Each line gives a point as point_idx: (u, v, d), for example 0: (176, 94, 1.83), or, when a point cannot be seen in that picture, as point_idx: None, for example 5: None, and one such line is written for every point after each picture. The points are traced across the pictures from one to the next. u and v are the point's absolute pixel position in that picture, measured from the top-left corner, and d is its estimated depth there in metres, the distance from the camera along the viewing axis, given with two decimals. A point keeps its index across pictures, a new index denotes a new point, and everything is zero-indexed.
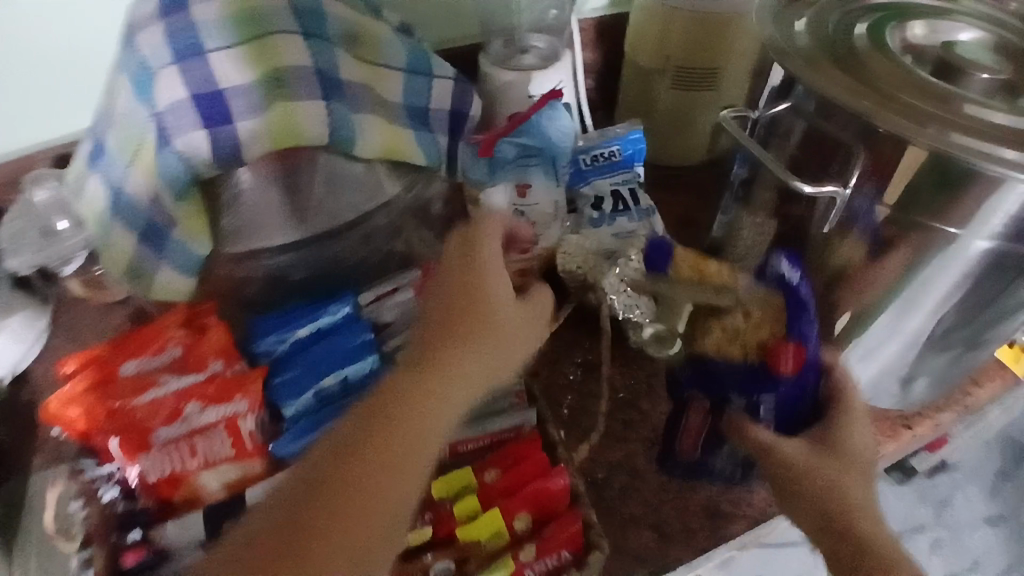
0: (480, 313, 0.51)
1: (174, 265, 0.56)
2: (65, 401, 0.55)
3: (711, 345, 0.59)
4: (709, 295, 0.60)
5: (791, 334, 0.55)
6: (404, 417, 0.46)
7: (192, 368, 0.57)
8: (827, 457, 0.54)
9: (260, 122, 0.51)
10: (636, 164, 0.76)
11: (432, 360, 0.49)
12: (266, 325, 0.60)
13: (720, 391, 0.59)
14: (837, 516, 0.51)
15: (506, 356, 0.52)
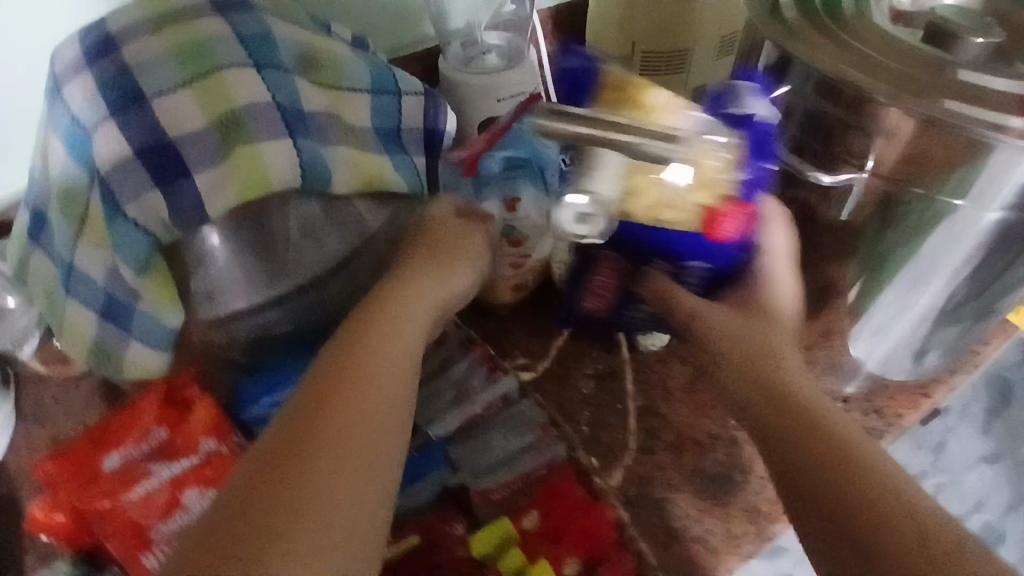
0: (429, 246, 0.52)
1: (144, 340, 0.49)
2: (51, 508, 0.50)
3: (638, 211, 0.53)
4: (647, 135, 0.50)
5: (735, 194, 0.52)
6: (385, 340, 0.44)
7: (182, 451, 0.52)
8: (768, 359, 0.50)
9: (221, 171, 0.45)
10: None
11: (394, 288, 0.49)
12: (255, 388, 0.55)
13: (645, 252, 0.57)
14: (794, 431, 0.45)
15: (463, 279, 0.53)
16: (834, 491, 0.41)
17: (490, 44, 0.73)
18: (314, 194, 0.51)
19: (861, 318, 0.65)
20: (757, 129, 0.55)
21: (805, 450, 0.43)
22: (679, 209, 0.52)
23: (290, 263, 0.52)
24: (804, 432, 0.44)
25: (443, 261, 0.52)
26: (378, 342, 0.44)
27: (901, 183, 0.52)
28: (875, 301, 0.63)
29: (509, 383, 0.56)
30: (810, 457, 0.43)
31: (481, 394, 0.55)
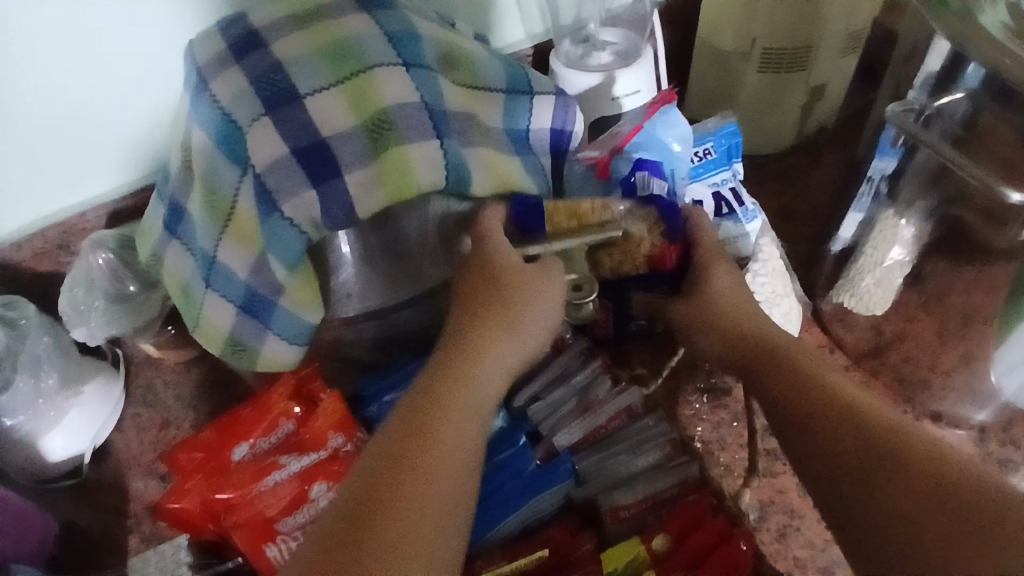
0: (498, 286, 0.48)
1: (281, 335, 0.49)
2: (178, 496, 0.50)
3: (609, 271, 0.58)
4: (596, 235, 0.54)
5: (670, 236, 0.55)
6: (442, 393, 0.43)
7: (310, 446, 0.52)
8: (754, 334, 0.53)
9: (373, 171, 0.45)
10: (733, 161, 0.68)
11: (460, 340, 0.46)
12: (377, 385, 0.54)
13: (619, 291, 0.60)
14: (795, 400, 0.48)
15: (537, 328, 0.49)
16: (845, 453, 0.43)
17: (603, 40, 0.66)
18: (449, 196, 0.50)
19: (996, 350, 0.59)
20: (662, 199, 0.56)
21: (808, 419, 0.46)
22: (631, 258, 0.57)
23: (424, 268, 0.52)
24: (812, 401, 0.47)
25: (514, 308, 0.48)
26: (443, 408, 0.43)
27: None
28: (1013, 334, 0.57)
29: (632, 396, 0.54)
30: (819, 432, 0.45)
31: (606, 404, 0.54)
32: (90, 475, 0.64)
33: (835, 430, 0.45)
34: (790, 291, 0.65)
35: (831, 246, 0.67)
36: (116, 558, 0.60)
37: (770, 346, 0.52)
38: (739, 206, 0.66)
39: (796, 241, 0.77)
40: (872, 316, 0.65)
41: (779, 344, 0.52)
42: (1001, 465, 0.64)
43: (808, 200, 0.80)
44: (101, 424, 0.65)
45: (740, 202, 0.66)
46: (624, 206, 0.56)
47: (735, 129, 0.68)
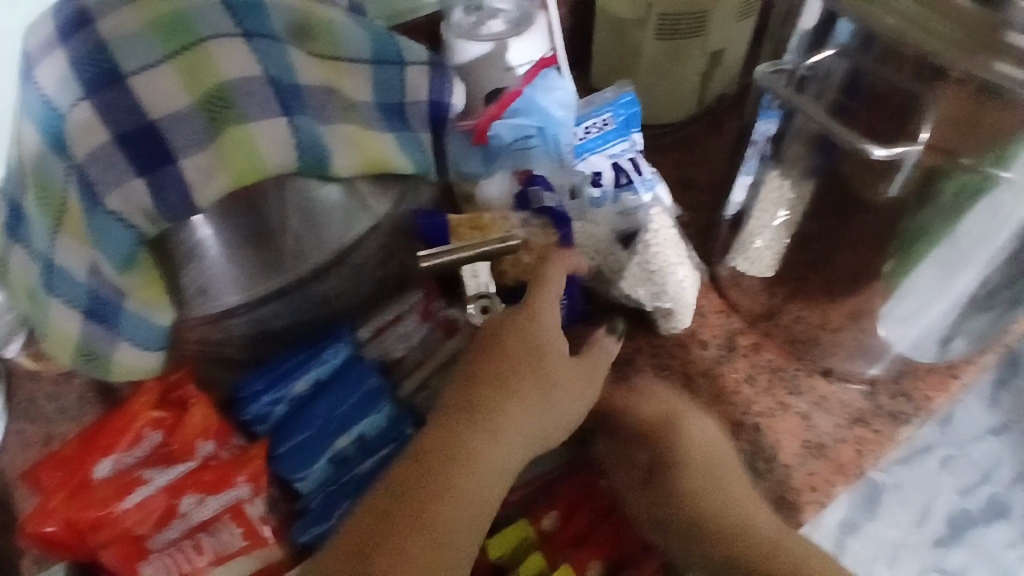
0: (539, 365, 0.47)
1: (134, 340, 0.46)
2: (42, 518, 0.45)
3: (512, 280, 0.55)
4: (495, 244, 0.52)
5: (563, 242, 0.55)
6: (479, 440, 0.44)
7: (179, 456, 0.48)
8: (711, 513, 0.46)
9: (210, 155, 0.41)
10: (631, 131, 0.68)
11: (486, 409, 0.45)
12: (254, 383, 0.51)
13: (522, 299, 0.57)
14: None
15: (563, 419, 0.47)
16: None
17: (494, 7, 0.59)
18: (310, 176, 0.47)
19: (885, 308, 0.62)
20: (556, 209, 0.55)
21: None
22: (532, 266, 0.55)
23: (286, 255, 0.48)
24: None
25: (548, 395, 0.47)
26: (456, 481, 0.42)
27: (950, 154, 0.49)
28: (904, 287, 0.60)
29: None
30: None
31: None
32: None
33: None
34: (685, 260, 0.63)
35: (725, 212, 0.68)
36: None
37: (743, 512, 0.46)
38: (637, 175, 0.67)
39: (697, 210, 0.76)
40: (762, 280, 0.66)
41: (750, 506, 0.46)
42: (891, 418, 0.66)
43: (707, 167, 0.79)
44: None
45: (638, 172, 0.67)
46: (521, 218, 0.55)
47: (632, 97, 0.68)
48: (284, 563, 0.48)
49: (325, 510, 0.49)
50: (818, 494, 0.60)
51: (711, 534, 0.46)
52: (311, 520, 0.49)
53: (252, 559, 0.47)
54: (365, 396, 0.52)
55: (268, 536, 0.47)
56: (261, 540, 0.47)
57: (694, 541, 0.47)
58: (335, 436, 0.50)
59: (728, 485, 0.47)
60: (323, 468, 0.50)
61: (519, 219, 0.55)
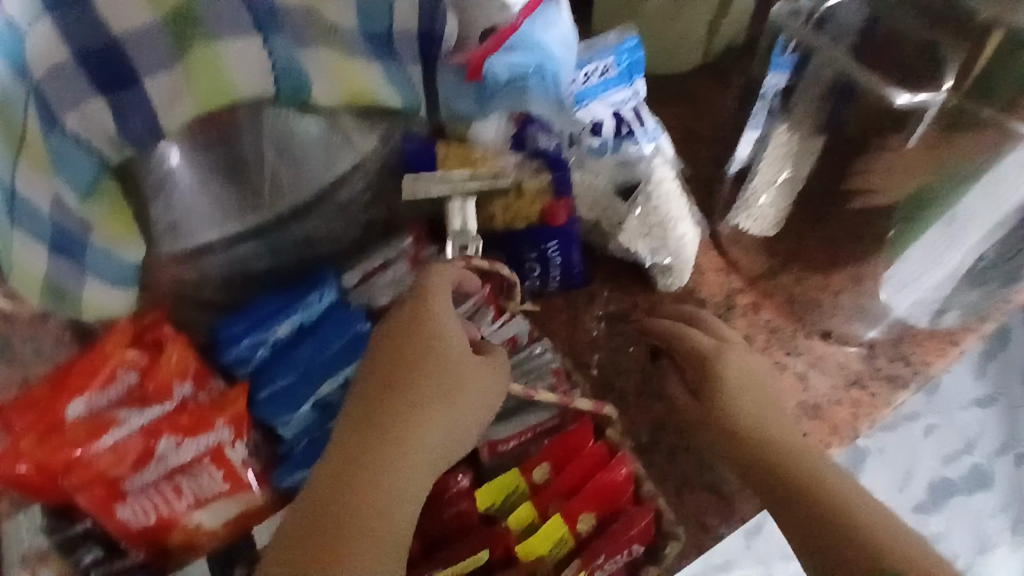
0: (436, 366, 0.44)
1: (102, 278, 0.45)
2: (13, 460, 0.43)
3: (502, 225, 0.54)
4: (487, 183, 0.51)
5: (558, 191, 0.52)
6: (375, 466, 0.40)
7: (155, 398, 0.46)
8: (749, 416, 0.53)
9: (178, 77, 0.39)
10: (634, 79, 0.63)
11: (380, 424, 0.42)
12: (233, 327, 0.48)
13: (515, 247, 0.56)
14: (795, 476, 0.50)
15: (471, 419, 0.44)
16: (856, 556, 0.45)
17: None
18: (290, 106, 0.44)
19: (883, 276, 0.62)
20: (554, 151, 0.52)
21: (797, 506, 0.48)
22: (523, 215, 0.54)
23: (264, 192, 0.46)
24: (791, 477, 0.50)
25: (450, 398, 0.44)
26: (354, 501, 0.39)
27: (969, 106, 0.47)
28: (901, 258, 0.59)
29: (518, 324, 0.52)
30: (851, 536, 0.46)
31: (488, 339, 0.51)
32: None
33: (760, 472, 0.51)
34: (686, 215, 0.61)
35: (730, 168, 0.65)
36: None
37: (774, 422, 0.53)
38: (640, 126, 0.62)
39: (699, 163, 0.73)
40: (764, 238, 0.65)
41: (776, 417, 0.53)
42: (888, 381, 0.64)
43: (713, 118, 0.75)
44: None
45: (640, 123, 0.61)
46: (516, 158, 0.52)
47: (636, 43, 0.63)
48: (266, 505, 0.47)
49: (308, 454, 0.48)
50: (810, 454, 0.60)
51: (746, 438, 0.52)
52: (296, 463, 0.48)
53: (233, 501, 0.47)
54: (351, 341, 0.50)
55: (251, 480, 0.47)
56: (242, 484, 0.46)
57: (733, 439, 0.53)
58: (320, 381, 0.49)
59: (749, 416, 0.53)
60: (307, 413, 0.48)
61: (513, 163, 0.51)
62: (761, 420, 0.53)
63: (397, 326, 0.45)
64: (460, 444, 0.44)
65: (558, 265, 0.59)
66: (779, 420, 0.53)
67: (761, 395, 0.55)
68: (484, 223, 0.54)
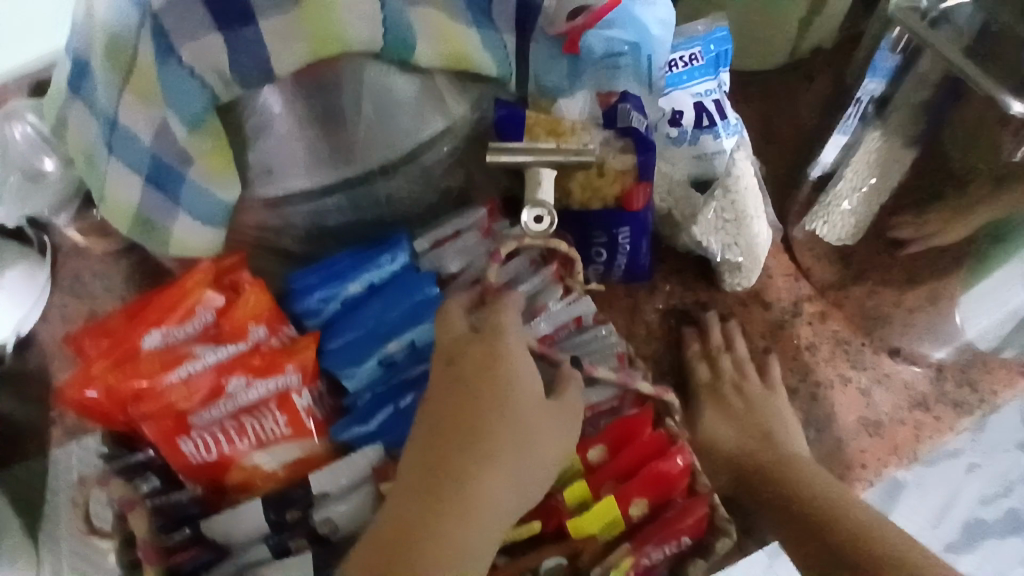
0: (514, 412, 0.39)
1: (194, 215, 0.46)
2: (85, 384, 0.45)
3: (578, 203, 0.53)
4: (569, 156, 0.49)
5: (641, 174, 0.50)
6: (443, 522, 0.36)
7: (228, 338, 0.48)
8: (721, 437, 0.57)
9: (290, 19, 0.40)
10: (720, 70, 0.61)
11: (454, 479, 0.37)
12: (309, 279, 0.50)
13: (585, 228, 0.55)
14: (800, 509, 0.51)
15: (545, 473, 0.39)
16: None
17: None
18: (392, 62, 0.44)
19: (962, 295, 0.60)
20: (641, 131, 0.50)
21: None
22: (602, 194, 0.52)
23: (356, 147, 0.46)
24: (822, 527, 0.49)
25: (525, 450, 0.39)
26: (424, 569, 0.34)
27: None
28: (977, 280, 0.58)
29: (583, 304, 0.50)
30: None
31: (554, 313, 0.50)
32: (21, 368, 0.59)
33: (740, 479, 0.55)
34: (761, 214, 0.59)
35: (810, 172, 0.64)
36: (44, 451, 0.57)
37: (757, 443, 0.56)
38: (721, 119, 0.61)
39: (778, 166, 0.71)
40: (842, 251, 0.62)
41: (782, 447, 0.55)
42: (954, 407, 0.62)
43: (794, 121, 0.72)
44: (26, 313, 0.59)
45: (722, 116, 0.61)
46: (602, 135, 0.50)
47: (725, 34, 0.61)
48: (325, 454, 0.48)
49: (371, 409, 0.47)
50: (865, 471, 0.60)
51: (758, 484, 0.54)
52: (356, 420, 0.47)
53: (293, 447, 0.48)
54: (418, 305, 0.49)
55: (312, 428, 0.48)
56: (305, 430, 0.47)
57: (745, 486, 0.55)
58: (386, 340, 0.48)
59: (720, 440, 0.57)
60: (373, 368, 0.48)
61: (599, 139, 0.50)
62: (732, 437, 0.57)
63: (468, 360, 0.40)
64: (531, 498, 0.39)
65: (625, 252, 0.58)
66: (743, 428, 0.57)
67: (738, 412, 0.58)
68: (561, 198, 0.53)
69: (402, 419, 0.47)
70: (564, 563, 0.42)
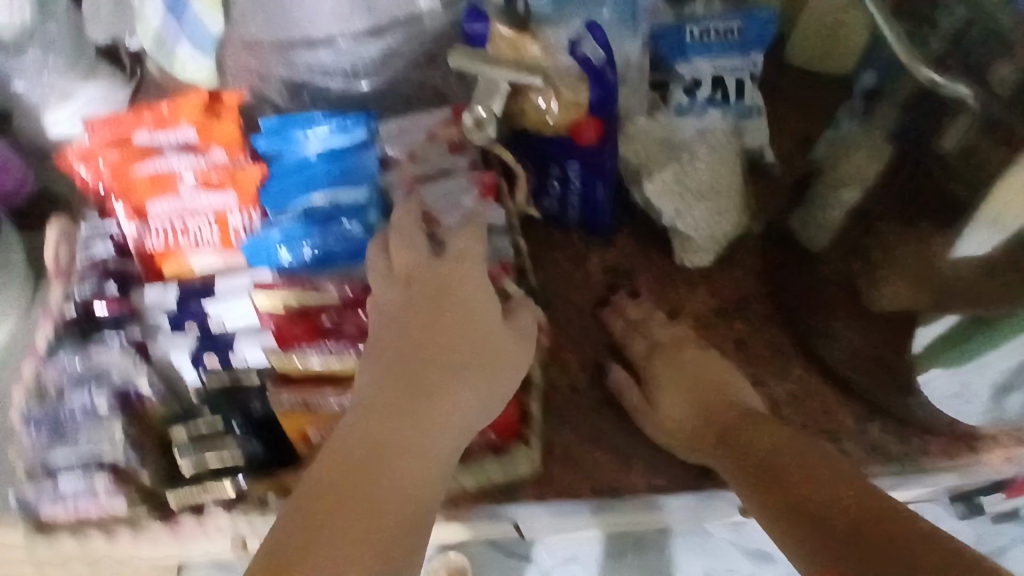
0: (481, 339, 0.45)
1: (190, 41, 0.55)
2: (84, 154, 0.55)
3: (532, 126, 0.55)
4: (520, 74, 0.50)
5: (595, 107, 0.52)
6: (420, 418, 0.41)
7: (196, 150, 0.55)
8: (694, 387, 0.56)
9: None
10: (752, 52, 0.62)
11: (430, 386, 0.43)
12: (273, 123, 0.55)
13: (541, 158, 0.58)
14: (774, 455, 0.46)
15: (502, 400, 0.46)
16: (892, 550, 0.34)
17: None
18: None
19: None
20: (601, 64, 0.50)
21: (787, 494, 0.42)
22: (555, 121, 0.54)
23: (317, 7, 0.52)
24: (786, 473, 0.44)
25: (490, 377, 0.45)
26: (392, 478, 0.39)
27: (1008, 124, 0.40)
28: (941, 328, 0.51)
29: (494, 213, 0.52)
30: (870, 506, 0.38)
31: (466, 215, 0.51)
32: None
33: (711, 423, 0.53)
34: (729, 192, 0.61)
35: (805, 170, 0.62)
36: None
37: (726, 397, 0.55)
38: (736, 98, 0.64)
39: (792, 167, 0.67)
40: (807, 250, 0.59)
41: (731, 389, 0.55)
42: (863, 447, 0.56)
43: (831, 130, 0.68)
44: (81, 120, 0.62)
45: (738, 95, 0.63)
46: (565, 63, 0.52)
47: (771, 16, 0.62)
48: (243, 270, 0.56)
49: (275, 248, 0.52)
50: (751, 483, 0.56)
51: (714, 437, 0.52)
52: (260, 251, 0.53)
53: (221, 259, 0.56)
54: (356, 173, 0.54)
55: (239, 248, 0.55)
56: (232, 245, 0.55)
57: (699, 440, 0.53)
58: (314, 192, 0.54)
59: (684, 386, 0.57)
60: (295, 213, 0.53)
61: (564, 66, 0.52)
62: (706, 388, 0.56)
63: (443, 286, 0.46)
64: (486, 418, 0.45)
65: (578, 192, 0.59)
66: (713, 377, 0.57)
67: (719, 372, 0.57)
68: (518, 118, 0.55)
69: (297, 257, 0.52)
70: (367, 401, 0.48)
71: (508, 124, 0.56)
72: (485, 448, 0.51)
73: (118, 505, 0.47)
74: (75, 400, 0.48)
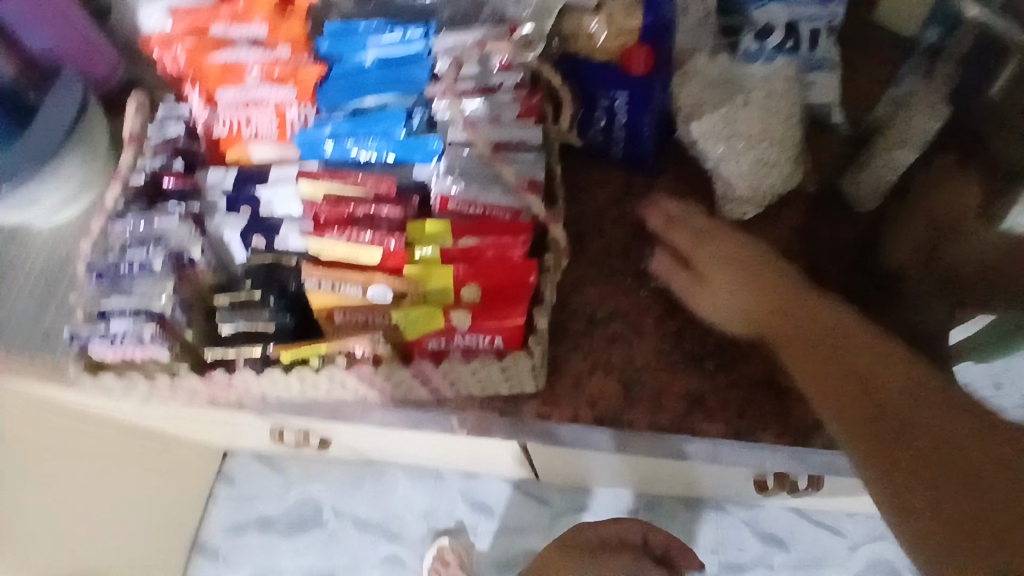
0: None
1: None
2: (163, 42, 0.59)
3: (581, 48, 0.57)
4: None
5: (648, 35, 0.55)
6: None
7: (265, 45, 0.58)
8: (742, 275, 0.49)
9: None
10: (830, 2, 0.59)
11: None
12: (334, 27, 0.58)
13: (588, 87, 0.57)
14: (831, 351, 0.42)
15: None
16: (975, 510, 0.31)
17: None
18: None
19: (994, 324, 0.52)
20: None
21: (878, 415, 0.36)
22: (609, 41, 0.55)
23: None
24: (846, 355, 0.41)
25: None
26: None
27: None
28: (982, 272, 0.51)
29: (532, 134, 0.54)
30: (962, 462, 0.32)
31: (504, 128, 0.54)
32: None
33: (767, 310, 0.48)
34: (786, 141, 0.57)
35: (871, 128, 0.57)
36: None
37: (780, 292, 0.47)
38: (807, 49, 0.60)
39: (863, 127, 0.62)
40: (850, 211, 0.58)
41: (788, 277, 0.48)
42: None
43: None
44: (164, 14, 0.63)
45: (810, 45, 0.59)
46: None
47: None
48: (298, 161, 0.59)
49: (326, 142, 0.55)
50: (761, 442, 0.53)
51: (768, 315, 0.47)
52: (314, 142, 0.56)
53: (279, 149, 0.59)
54: (409, 81, 0.57)
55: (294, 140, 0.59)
56: (288, 137, 0.59)
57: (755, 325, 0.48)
58: (367, 95, 0.57)
59: (734, 284, 0.49)
60: (349, 112, 0.57)
61: None
62: (760, 287, 0.48)
63: None
64: None
65: (623, 125, 0.58)
66: (765, 264, 0.49)
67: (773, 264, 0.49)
68: None
69: (341, 152, 0.55)
70: (387, 292, 0.51)
71: (562, 46, 0.58)
72: (488, 351, 0.51)
73: (161, 352, 0.51)
74: (135, 255, 0.54)
